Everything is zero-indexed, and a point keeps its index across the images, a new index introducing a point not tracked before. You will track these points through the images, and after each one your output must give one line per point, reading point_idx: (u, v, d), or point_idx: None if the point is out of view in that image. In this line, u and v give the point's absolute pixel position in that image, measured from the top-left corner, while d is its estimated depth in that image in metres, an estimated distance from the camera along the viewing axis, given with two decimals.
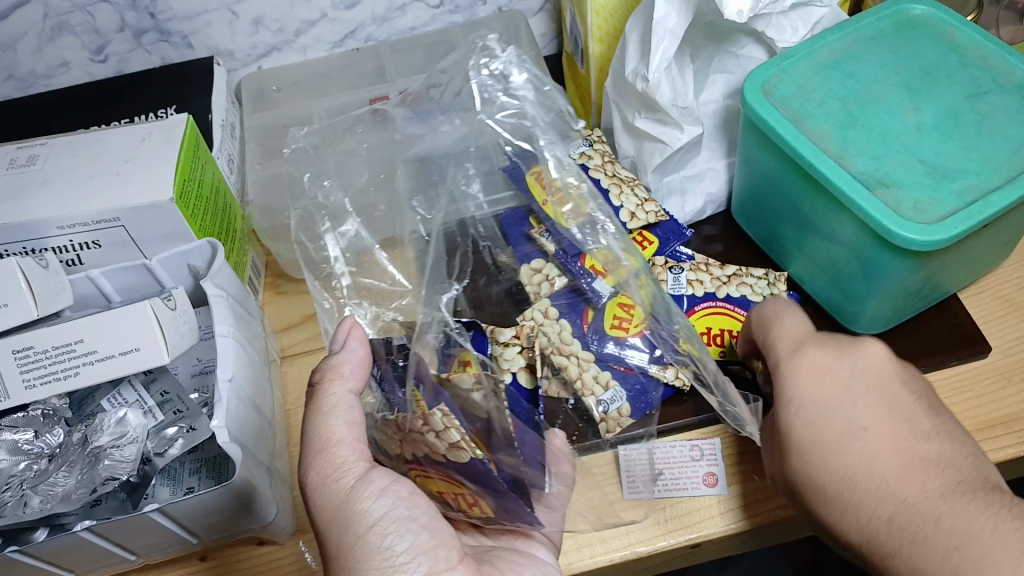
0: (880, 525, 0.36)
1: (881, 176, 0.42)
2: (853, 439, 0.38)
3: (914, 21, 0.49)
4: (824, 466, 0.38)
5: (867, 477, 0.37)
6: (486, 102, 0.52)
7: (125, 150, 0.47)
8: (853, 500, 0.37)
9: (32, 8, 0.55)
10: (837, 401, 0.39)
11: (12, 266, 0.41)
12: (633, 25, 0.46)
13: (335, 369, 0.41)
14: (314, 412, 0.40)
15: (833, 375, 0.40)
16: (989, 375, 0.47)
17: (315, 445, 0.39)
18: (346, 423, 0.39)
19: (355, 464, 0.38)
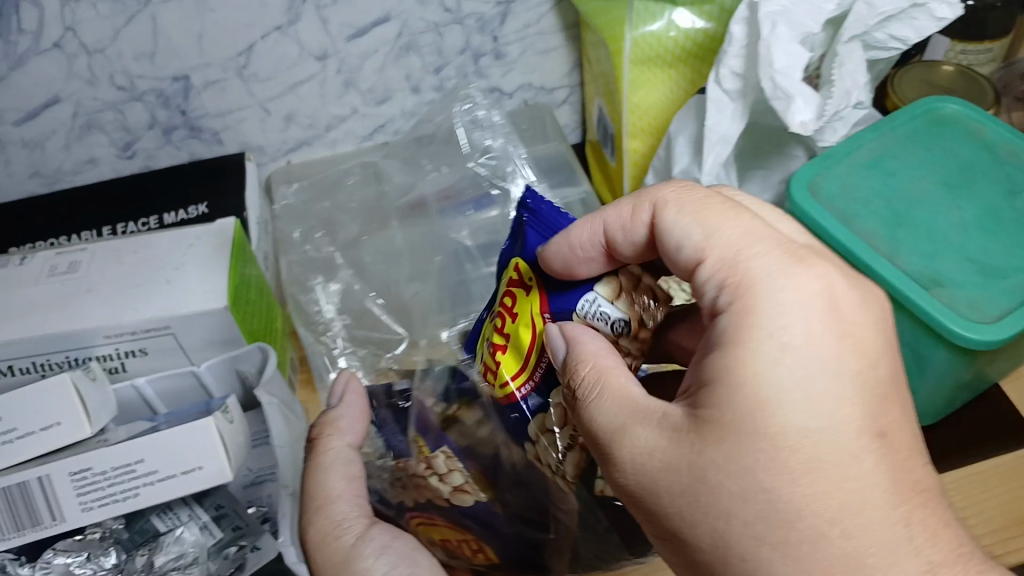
0: (795, 463, 0.29)
1: (934, 275, 0.44)
2: (835, 380, 0.31)
3: (944, 119, 0.50)
4: (775, 376, 0.30)
5: (834, 418, 0.30)
6: (471, 149, 0.63)
7: (174, 256, 0.46)
8: (795, 420, 0.30)
9: (63, 107, 0.55)
10: (839, 328, 0.32)
11: (65, 381, 0.39)
12: (680, 128, 0.47)
13: (335, 424, 0.43)
14: (314, 467, 0.42)
15: (846, 304, 0.32)
16: (988, 476, 0.50)
17: (314, 500, 0.41)
18: (345, 479, 0.42)
19: (354, 520, 0.41)
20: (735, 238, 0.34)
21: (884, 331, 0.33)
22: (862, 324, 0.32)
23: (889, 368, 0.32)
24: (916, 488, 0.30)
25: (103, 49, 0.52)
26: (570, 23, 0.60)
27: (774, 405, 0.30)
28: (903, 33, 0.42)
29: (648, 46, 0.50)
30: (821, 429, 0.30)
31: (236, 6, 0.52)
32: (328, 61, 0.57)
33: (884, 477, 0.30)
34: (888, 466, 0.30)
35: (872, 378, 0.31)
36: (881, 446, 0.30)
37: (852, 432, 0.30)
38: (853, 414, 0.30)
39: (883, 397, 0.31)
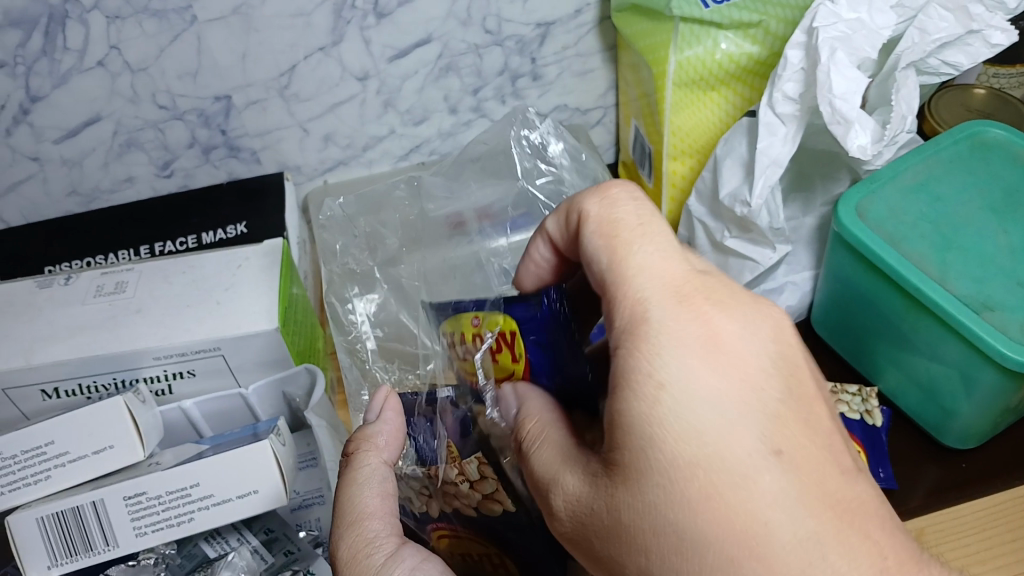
0: (695, 489, 0.28)
1: (985, 300, 0.43)
2: (711, 409, 0.29)
3: (989, 144, 0.50)
4: (678, 412, 0.29)
5: (723, 447, 0.28)
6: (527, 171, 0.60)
7: (222, 277, 0.46)
8: (684, 456, 0.28)
9: (103, 126, 0.55)
10: (720, 360, 0.30)
11: (119, 404, 0.39)
12: (728, 151, 0.47)
13: (370, 440, 0.39)
14: (348, 482, 0.38)
15: (723, 335, 0.30)
16: (967, 520, 0.47)
17: (347, 517, 0.37)
18: (379, 496, 0.38)
19: (386, 540, 0.36)
20: (634, 280, 0.32)
21: (774, 352, 0.31)
22: (753, 347, 0.30)
23: (773, 386, 0.30)
24: (830, 500, 0.29)
25: (146, 68, 0.52)
26: (609, 44, 0.60)
27: (665, 435, 0.29)
28: (956, 60, 0.43)
29: (693, 69, 0.50)
30: (727, 453, 0.28)
31: (281, 27, 0.53)
32: (369, 82, 0.57)
33: (798, 502, 0.28)
34: (800, 485, 0.28)
35: (754, 400, 0.29)
36: (790, 472, 0.28)
37: (748, 460, 0.28)
38: (742, 439, 0.28)
39: (778, 424, 0.29)
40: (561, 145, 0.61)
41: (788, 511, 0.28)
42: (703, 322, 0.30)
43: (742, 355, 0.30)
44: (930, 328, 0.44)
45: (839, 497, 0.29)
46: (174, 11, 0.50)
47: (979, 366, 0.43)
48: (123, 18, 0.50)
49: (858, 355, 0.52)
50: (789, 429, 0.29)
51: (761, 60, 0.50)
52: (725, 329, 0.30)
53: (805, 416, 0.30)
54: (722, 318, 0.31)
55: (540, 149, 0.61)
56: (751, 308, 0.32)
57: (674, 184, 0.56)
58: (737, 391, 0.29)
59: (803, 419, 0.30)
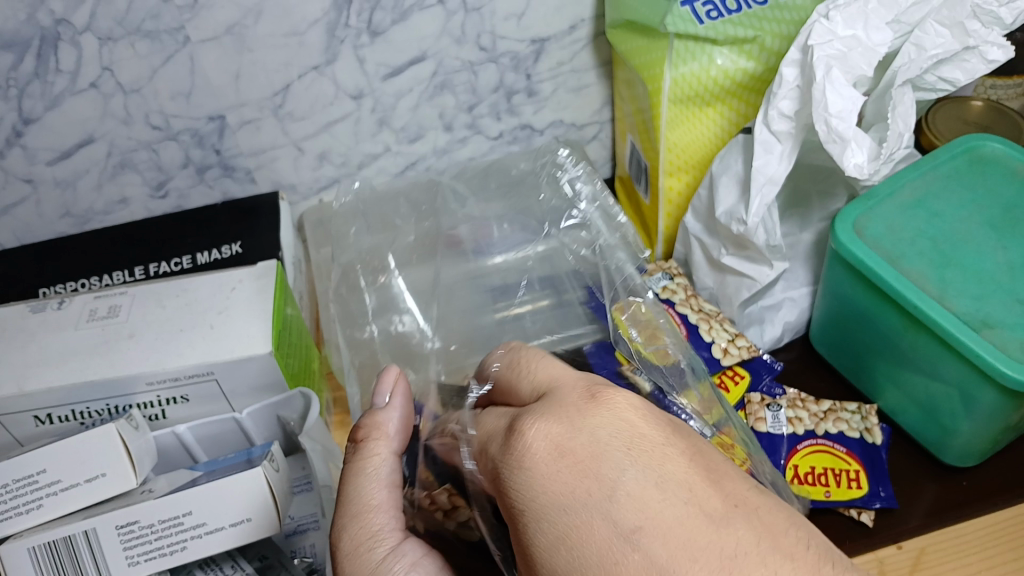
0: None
1: (984, 317, 0.42)
2: (575, 511, 0.28)
3: (986, 159, 0.50)
4: (543, 525, 0.29)
5: (590, 539, 0.28)
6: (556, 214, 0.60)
7: (215, 301, 0.46)
8: (562, 561, 0.28)
9: (96, 146, 0.55)
10: (566, 466, 0.30)
11: (110, 432, 0.39)
12: (724, 168, 0.47)
13: (381, 429, 0.39)
14: (355, 473, 0.37)
15: (569, 437, 0.30)
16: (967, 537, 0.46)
17: (352, 508, 0.36)
18: (386, 488, 0.37)
19: (391, 533, 0.36)
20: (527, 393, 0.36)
21: (632, 436, 0.30)
22: (598, 438, 0.30)
23: (633, 466, 0.29)
24: (705, 545, 0.27)
25: (139, 89, 0.52)
26: (604, 60, 0.60)
27: (545, 548, 0.29)
28: (954, 76, 0.43)
29: (688, 85, 0.50)
30: (597, 550, 0.27)
31: (275, 46, 0.52)
32: (364, 100, 0.57)
33: (669, 572, 0.26)
34: (664, 553, 0.27)
35: (607, 483, 0.29)
36: (661, 541, 0.27)
37: (616, 547, 0.27)
38: (596, 530, 0.28)
39: (637, 508, 0.28)
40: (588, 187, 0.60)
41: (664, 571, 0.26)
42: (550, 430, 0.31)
43: (593, 451, 0.30)
44: (930, 345, 0.44)
45: (714, 542, 0.27)
46: (167, 31, 0.50)
47: (978, 384, 0.42)
48: (115, 39, 0.49)
49: (857, 371, 0.51)
50: (652, 499, 0.28)
51: (757, 75, 0.50)
52: (568, 433, 0.31)
53: (667, 478, 0.29)
54: (581, 418, 0.31)
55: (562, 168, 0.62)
56: (595, 402, 0.32)
57: (671, 200, 0.56)
58: (593, 487, 0.29)
59: (665, 480, 0.29)
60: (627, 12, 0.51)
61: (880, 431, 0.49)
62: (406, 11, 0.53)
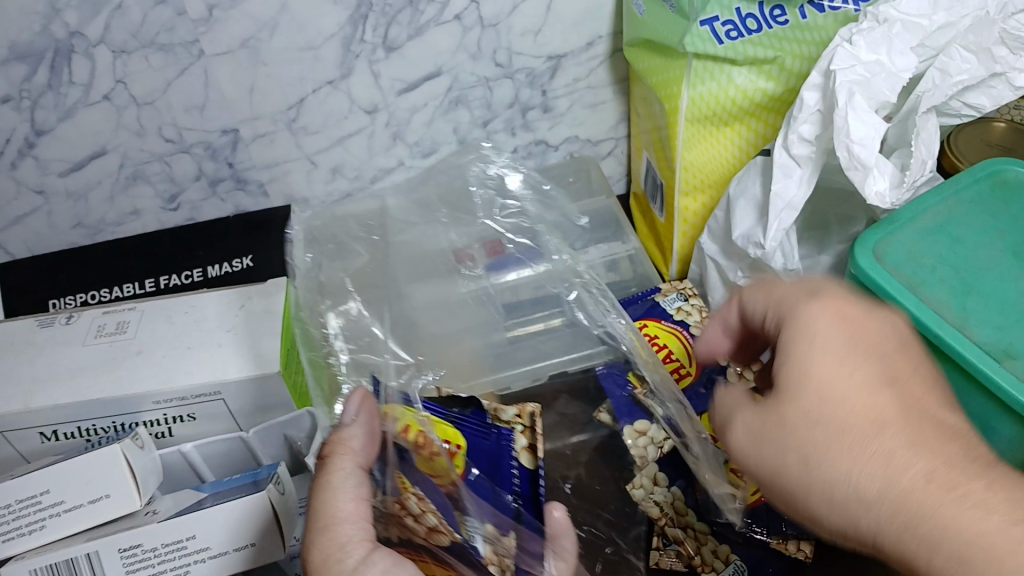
0: (846, 487, 0.29)
1: (1007, 348, 0.41)
2: (867, 398, 0.30)
3: (1010, 183, 0.49)
4: (783, 402, 0.31)
5: (816, 403, 0.31)
6: (486, 205, 0.61)
7: (224, 318, 0.45)
8: (790, 436, 0.31)
9: (109, 158, 0.54)
10: (854, 334, 0.32)
11: (116, 452, 0.39)
12: (742, 190, 0.46)
13: (346, 443, 0.38)
14: (322, 486, 0.36)
15: (851, 318, 0.33)
16: None
17: (320, 523, 0.35)
18: (354, 499, 0.36)
19: (359, 545, 0.35)
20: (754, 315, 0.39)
21: (881, 321, 0.33)
22: (816, 312, 0.33)
23: (859, 360, 0.31)
24: (940, 424, 0.30)
25: (152, 102, 0.52)
26: (620, 76, 0.59)
27: (785, 403, 0.31)
28: (979, 101, 0.42)
29: (706, 104, 0.49)
30: (855, 437, 0.30)
31: (289, 60, 0.52)
32: (378, 115, 0.57)
33: (914, 445, 0.29)
34: (944, 429, 0.29)
35: (830, 354, 0.31)
36: (891, 419, 0.29)
37: (877, 432, 0.29)
38: (840, 417, 0.30)
39: (890, 396, 0.30)
40: (518, 176, 0.61)
41: (911, 418, 0.29)
42: (831, 323, 0.33)
43: (858, 337, 0.32)
44: (950, 376, 0.43)
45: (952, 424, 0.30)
46: (181, 45, 0.50)
47: (999, 417, 0.41)
48: (129, 52, 0.49)
49: None
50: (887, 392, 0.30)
51: (776, 95, 0.49)
52: (845, 318, 0.33)
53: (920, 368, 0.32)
54: (857, 319, 0.33)
55: (502, 186, 0.61)
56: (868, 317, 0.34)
57: (687, 219, 0.55)
58: (802, 363, 0.32)
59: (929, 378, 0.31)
60: (645, 30, 0.50)
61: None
62: (421, 26, 0.52)
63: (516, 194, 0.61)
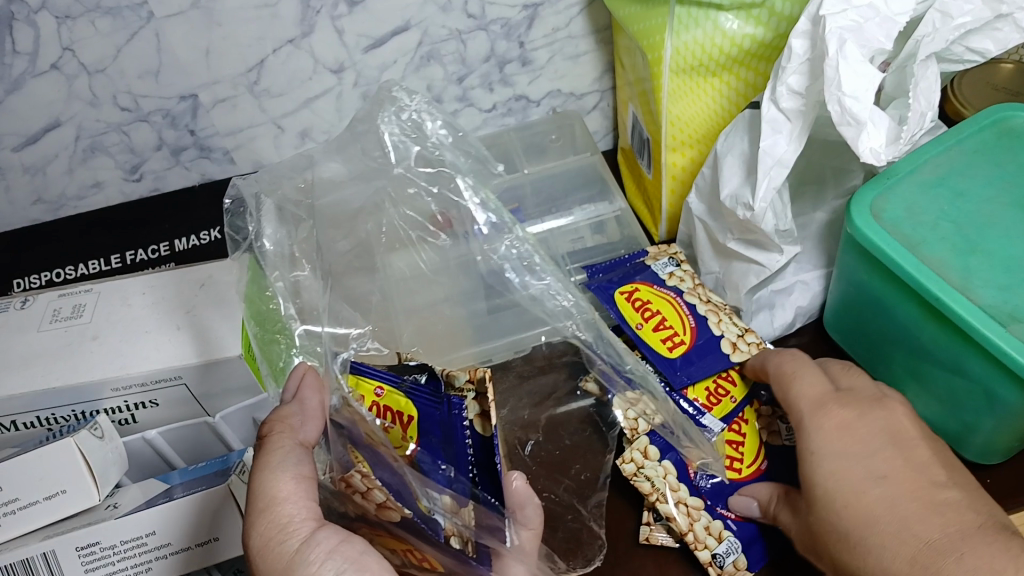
0: (892, 567, 0.35)
1: (1012, 310, 0.39)
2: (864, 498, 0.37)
3: (1016, 131, 0.46)
4: (823, 486, 0.39)
5: (851, 492, 0.38)
6: (401, 156, 0.49)
7: (184, 300, 0.43)
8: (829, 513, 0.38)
9: (64, 130, 0.52)
10: (860, 434, 0.40)
11: (70, 447, 0.37)
12: (729, 146, 0.44)
13: (285, 421, 0.36)
14: (260, 467, 0.34)
15: (856, 421, 0.40)
16: None
17: (258, 504, 0.34)
18: (294, 479, 0.34)
19: (303, 524, 0.33)
20: (813, 437, 0.40)
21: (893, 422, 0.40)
22: (831, 428, 0.40)
23: (881, 457, 0.39)
24: (929, 510, 0.36)
25: (104, 69, 0.49)
26: (601, 25, 0.56)
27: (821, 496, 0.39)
28: (983, 46, 0.39)
29: (691, 54, 0.46)
30: (872, 533, 0.36)
31: (246, 19, 0.49)
32: (345, 74, 0.54)
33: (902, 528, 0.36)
34: (923, 511, 0.36)
35: (854, 455, 0.39)
36: (879, 510, 0.37)
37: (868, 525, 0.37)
38: (837, 522, 0.38)
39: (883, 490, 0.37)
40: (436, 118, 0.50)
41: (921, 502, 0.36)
42: (831, 427, 0.40)
43: (856, 452, 0.39)
44: (952, 340, 0.41)
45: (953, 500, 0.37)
46: (129, 7, 0.46)
47: (1004, 383, 0.39)
48: (75, 17, 0.46)
49: (872, 361, 0.48)
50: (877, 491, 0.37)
51: (766, 42, 0.45)
52: (846, 424, 0.40)
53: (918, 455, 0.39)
54: (854, 427, 0.40)
55: (421, 130, 0.49)
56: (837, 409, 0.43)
57: (674, 176, 0.52)
58: (830, 459, 0.39)
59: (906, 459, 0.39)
60: None
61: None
62: None
63: (435, 139, 0.49)
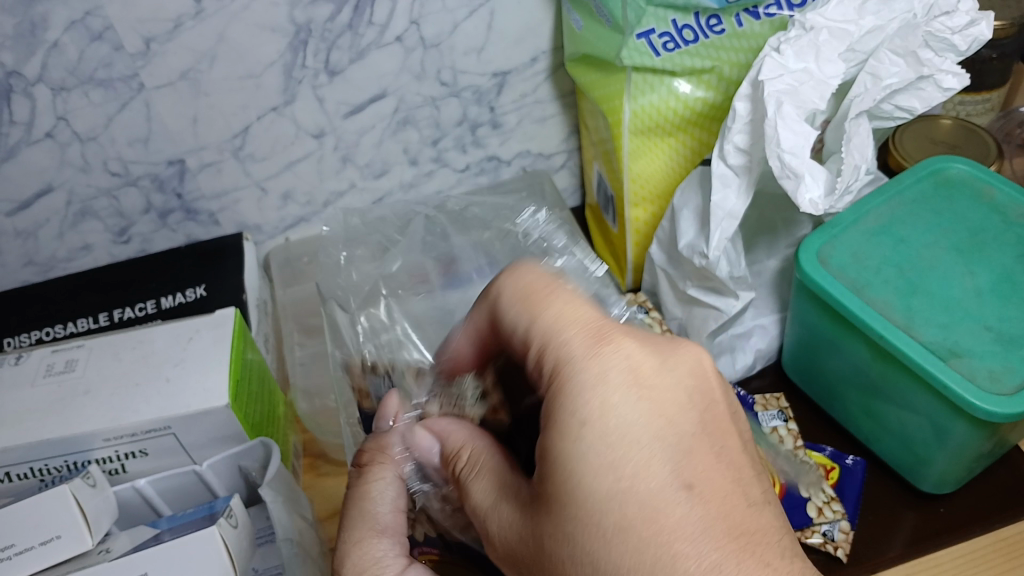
0: None
1: (952, 345, 0.42)
2: (614, 428, 0.31)
3: (951, 180, 0.50)
4: (604, 440, 0.31)
5: (654, 468, 0.31)
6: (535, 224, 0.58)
7: (173, 352, 0.45)
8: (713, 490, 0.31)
9: (55, 196, 0.54)
10: (644, 396, 0.32)
11: (63, 494, 0.39)
12: (686, 200, 0.48)
13: (384, 452, 0.38)
14: (359, 494, 0.38)
15: (646, 372, 0.33)
16: (988, 549, 0.46)
17: (355, 533, 0.37)
18: (392, 511, 0.38)
19: (393, 560, 0.36)
20: (554, 329, 0.34)
21: (668, 440, 0.31)
22: (671, 387, 0.33)
23: (659, 456, 0.31)
24: (738, 535, 0.30)
25: (96, 137, 0.52)
26: (566, 91, 0.60)
27: (603, 424, 0.31)
28: (910, 104, 0.44)
29: (648, 116, 0.49)
30: (625, 439, 0.31)
31: (231, 89, 0.52)
32: (325, 139, 0.57)
33: (710, 528, 0.30)
34: (724, 516, 0.30)
35: (678, 430, 0.32)
36: (767, 533, 0.31)
37: (651, 452, 0.31)
38: (633, 482, 0.30)
39: (672, 406, 0.32)
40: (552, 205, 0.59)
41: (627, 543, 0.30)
42: (625, 367, 0.33)
43: (668, 404, 0.32)
44: (900, 376, 0.43)
45: (761, 530, 0.31)
46: (120, 79, 0.49)
47: (949, 417, 0.42)
48: (69, 89, 0.49)
49: (828, 399, 0.51)
50: (653, 369, 0.33)
51: (716, 104, 0.49)
52: (653, 373, 0.33)
53: (667, 498, 0.30)
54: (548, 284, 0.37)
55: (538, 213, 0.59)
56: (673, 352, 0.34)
57: (637, 230, 0.55)
58: (594, 434, 0.31)
59: (715, 453, 0.32)
60: (584, 45, 0.51)
61: (840, 476, 0.49)
62: (363, 50, 0.52)
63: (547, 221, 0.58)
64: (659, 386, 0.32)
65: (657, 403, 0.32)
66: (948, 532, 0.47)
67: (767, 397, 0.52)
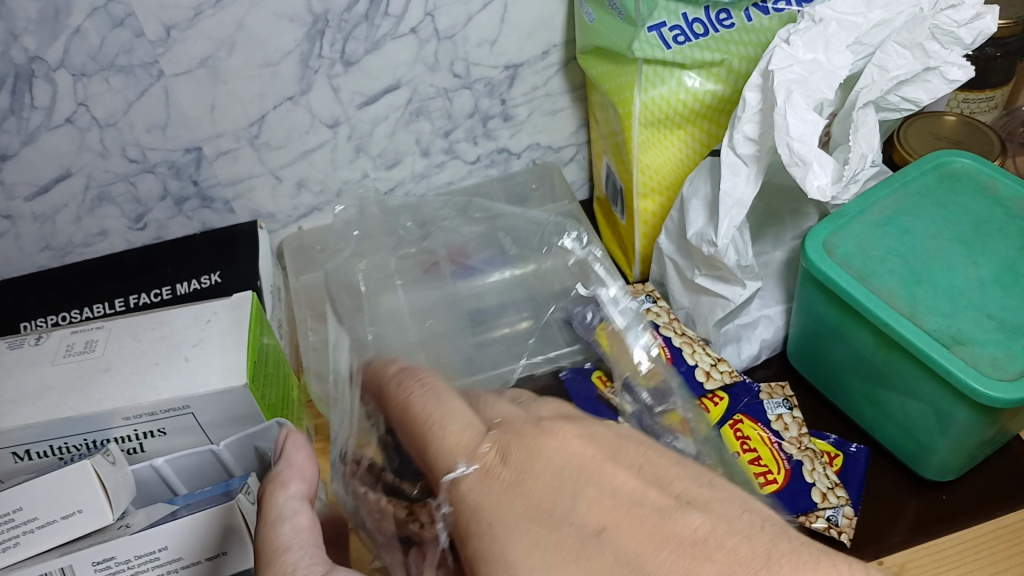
0: None
1: (955, 334, 0.42)
2: (512, 524, 0.31)
3: (955, 174, 0.51)
4: (509, 535, 0.31)
5: (559, 535, 0.31)
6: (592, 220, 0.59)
7: (191, 333, 0.46)
8: (629, 517, 0.31)
9: (74, 181, 0.55)
10: (526, 487, 0.32)
11: (84, 468, 0.40)
12: (695, 191, 0.49)
13: (278, 480, 0.37)
14: (262, 524, 0.36)
15: (520, 469, 0.33)
16: (989, 537, 0.47)
17: (267, 555, 0.35)
18: (293, 528, 0.35)
19: (311, 569, 0.34)
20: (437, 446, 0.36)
21: (558, 504, 0.32)
22: (550, 463, 0.33)
23: (565, 518, 0.31)
24: (672, 543, 0.29)
25: (115, 123, 0.52)
26: (577, 83, 0.61)
27: (497, 526, 0.32)
28: (916, 95, 0.45)
29: (658, 108, 0.50)
30: (527, 519, 0.31)
31: (249, 78, 0.53)
32: (340, 129, 0.58)
33: (650, 558, 0.29)
34: (655, 541, 0.29)
35: (564, 492, 0.32)
36: (703, 529, 0.29)
37: (553, 528, 0.31)
38: (546, 554, 0.30)
39: (552, 479, 0.32)
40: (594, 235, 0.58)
41: None
42: (498, 474, 0.33)
43: (549, 476, 0.32)
44: (905, 366, 0.44)
45: (700, 531, 0.29)
46: (140, 66, 0.50)
47: (952, 402, 0.43)
48: (89, 74, 0.50)
49: (832, 388, 0.52)
50: (522, 462, 0.33)
51: (725, 96, 0.50)
52: (528, 462, 0.33)
53: (592, 550, 0.30)
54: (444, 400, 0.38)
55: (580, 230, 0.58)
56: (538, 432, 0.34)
57: (646, 221, 0.56)
58: (498, 533, 0.31)
59: (611, 491, 0.32)
60: (596, 38, 0.52)
61: (844, 462, 0.49)
62: (378, 40, 0.53)
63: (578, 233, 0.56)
64: (539, 459, 0.33)
65: (532, 478, 0.33)
66: (945, 520, 0.48)
67: (773, 385, 0.52)
